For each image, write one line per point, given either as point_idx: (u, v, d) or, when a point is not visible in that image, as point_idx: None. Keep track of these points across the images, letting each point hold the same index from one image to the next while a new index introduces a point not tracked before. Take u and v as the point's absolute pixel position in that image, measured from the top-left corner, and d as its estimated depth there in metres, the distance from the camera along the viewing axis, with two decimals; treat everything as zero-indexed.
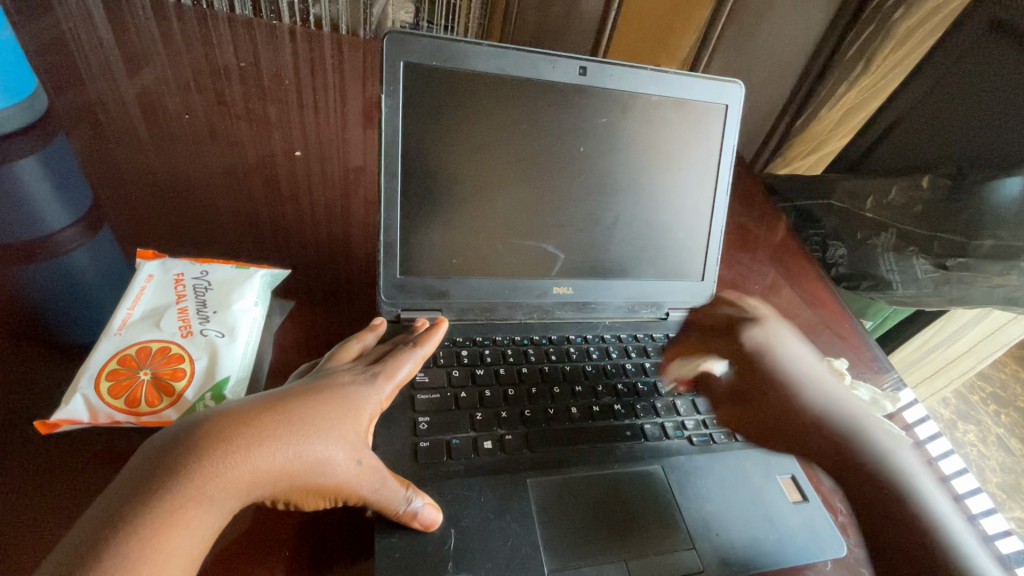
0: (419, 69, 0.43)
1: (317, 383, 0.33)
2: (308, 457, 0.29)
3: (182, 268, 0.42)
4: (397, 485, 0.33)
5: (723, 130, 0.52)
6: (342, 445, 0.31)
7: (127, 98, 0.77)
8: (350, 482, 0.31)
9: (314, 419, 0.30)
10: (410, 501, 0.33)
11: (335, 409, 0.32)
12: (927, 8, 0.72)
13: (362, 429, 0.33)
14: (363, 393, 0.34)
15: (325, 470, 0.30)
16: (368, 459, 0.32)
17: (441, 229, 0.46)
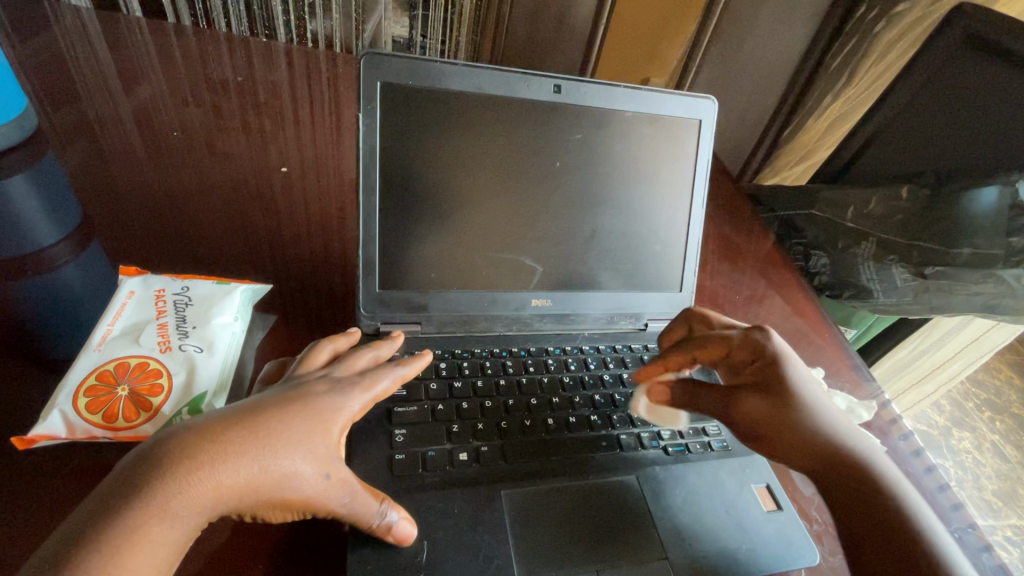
0: (397, 88, 0.44)
1: (289, 395, 0.34)
2: (275, 470, 0.30)
3: (163, 284, 0.43)
4: (369, 499, 0.33)
5: (698, 145, 0.53)
6: (311, 457, 0.31)
7: (120, 113, 0.78)
8: (321, 493, 0.32)
9: (282, 432, 0.31)
10: (382, 516, 0.33)
11: (306, 421, 0.32)
12: (908, 20, 0.76)
13: (334, 438, 0.33)
14: (338, 400, 0.35)
15: (294, 484, 0.31)
16: (338, 471, 0.32)
17: (420, 244, 0.47)
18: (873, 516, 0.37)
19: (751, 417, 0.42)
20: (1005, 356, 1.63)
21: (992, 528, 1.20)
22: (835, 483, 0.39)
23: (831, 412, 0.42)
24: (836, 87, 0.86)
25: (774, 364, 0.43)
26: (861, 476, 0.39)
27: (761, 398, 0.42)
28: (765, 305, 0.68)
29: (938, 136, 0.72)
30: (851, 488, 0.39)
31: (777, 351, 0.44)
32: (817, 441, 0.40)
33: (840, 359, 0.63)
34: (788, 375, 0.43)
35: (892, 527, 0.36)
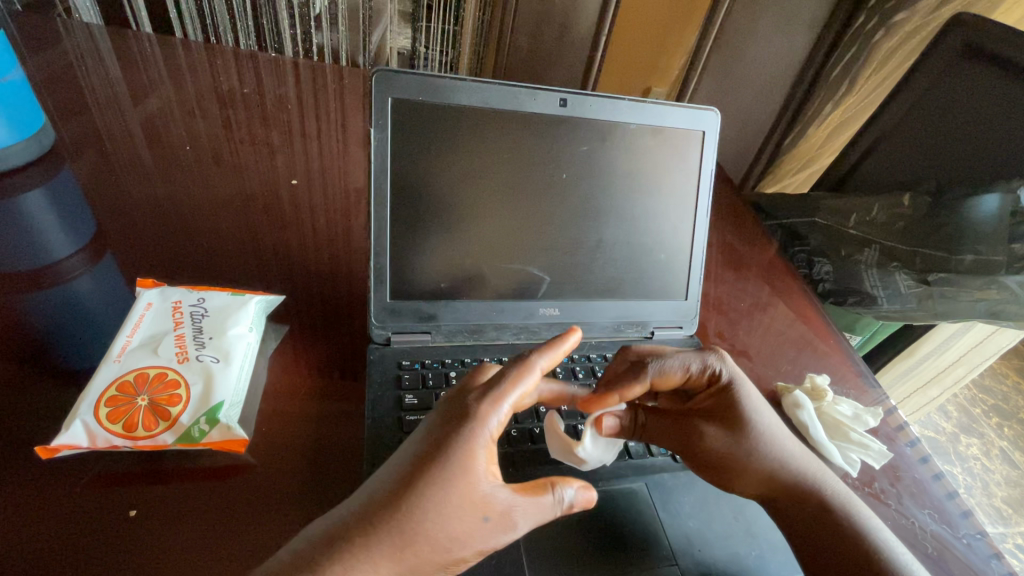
0: (407, 103, 0.45)
1: (435, 448, 0.30)
2: (435, 536, 0.29)
3: (179, 296, 0.44)
4: (548, 500, 0.34)
5: (701, 155, 0.54)
6: (467, 513, 0.30)
7: (132, 128, 0.80)
8: (492, 532, 0.31)
9: (435, 501, 0.29)
10: (557, 505, 0.34)
11: (456, 471, 0.30)
12: (905, 30, 0.79)
13: (481, 477, 0.31)
14: (486, 430, 0.31)
15: (459, 542, 0.30)
16: (496, 507, 0.31)
17: (430, 255, 0.48)
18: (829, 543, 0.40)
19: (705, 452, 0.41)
20: (1011, 361, 1.62)
21: (1003, 535, 1.19)
22: (787, 507, 0.41)
23: (779, 434, 0.43)
24: (837, 94, 0.89)
25: (728, 392, 0.42)
26: (812, 503, 0.41)
27: (717, 429, 0.41)
28: (769, 312, 0.69)
29: (938, 144, 0.73)
30: (803, 516, 0.41)
31: (731, 377, 0.43)
32: (770, 469, 0.41)
33: (846, 365, 0.63)
34: (742, 402, 0.42)
35: (845, 554, 0.39)
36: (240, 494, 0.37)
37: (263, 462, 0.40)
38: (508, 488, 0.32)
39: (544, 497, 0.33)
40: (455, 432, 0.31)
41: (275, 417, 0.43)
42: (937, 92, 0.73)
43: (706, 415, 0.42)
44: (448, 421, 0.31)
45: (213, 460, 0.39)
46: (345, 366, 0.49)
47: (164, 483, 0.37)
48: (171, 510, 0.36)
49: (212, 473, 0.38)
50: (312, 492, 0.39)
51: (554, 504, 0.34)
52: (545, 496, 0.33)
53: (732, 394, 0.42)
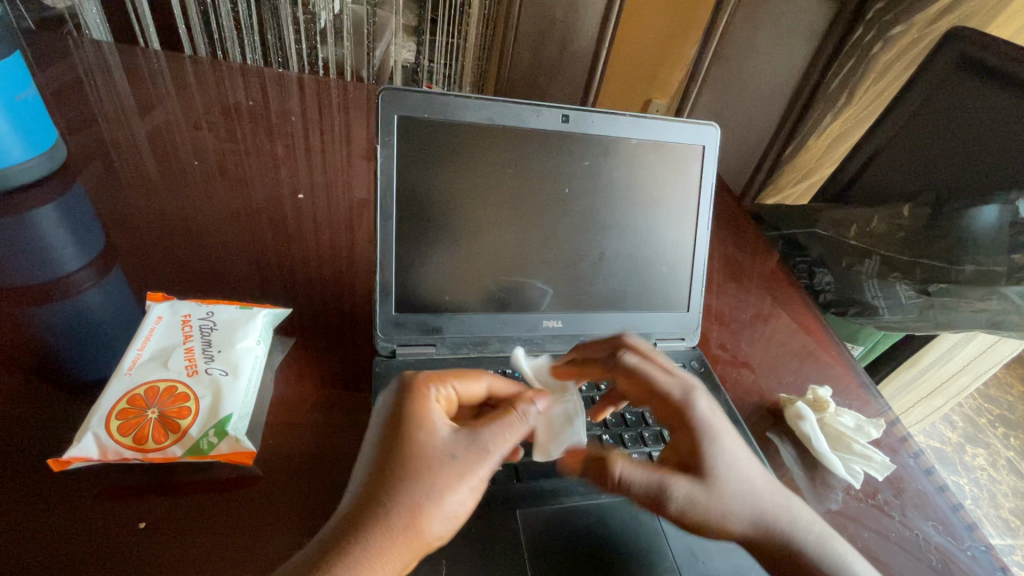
0: (413, 120, 0.46)
1: (387, 421, 0.35)
2: (412, 492, 0.32)
3: (189, 310, 0.44)
4: (515, 419, 0.38)
5: (702, 169, 0.54)
6: (435, 458, 0.33)
7: (141, 142, 0.81)
8: (468, 468, 0.34)
9: (400, 458, 0.33)
10: (522, 418, 0.38)
11: (410, 428, 0.34)
12: (902, 43, 0.81)
13: (433, 423, 0.35)
14: (424, 392, 0.37)
15: (441, 491, 0.32)
16: (459, 446, 0.35)
17: (436, 268, 0.49)
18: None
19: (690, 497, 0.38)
20: (1015, 370, 1.62)
21: (1012, 547, 1.18)
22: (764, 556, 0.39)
23: (754, 482, 0.39)
24: (837, 105, 0.89)
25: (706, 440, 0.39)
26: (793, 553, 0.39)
27: (691, 483, 0.38)
28: (771, 323, 0.69)
29: (935, 155, 0.74)
30: (784, 561, 0.38)
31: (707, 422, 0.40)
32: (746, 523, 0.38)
33: (848, 376, 0.63)
34: (720, 450, 0.39)
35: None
36: (246, 506, 0.38)
37: (269, 474, 0.40)
38: (465, 428, 0.36)
39: (509, 418, 0.38)
40: (399, 401, 0.36)
41: (282, 430, 0.43)
42: (933, 105, 0.74)
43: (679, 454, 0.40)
44: (392, 402, 0.37)
45: (221, 472, 0.39)
46: (351, 379, 0.49)
47: (173, 495, 0.37)
48: (179, 522, 0.36)
49: (220, 486, 0.38)
50: (317, 504, 0.39)
51: (521, 421, 0.38)
52: (507, 417, 0.38)
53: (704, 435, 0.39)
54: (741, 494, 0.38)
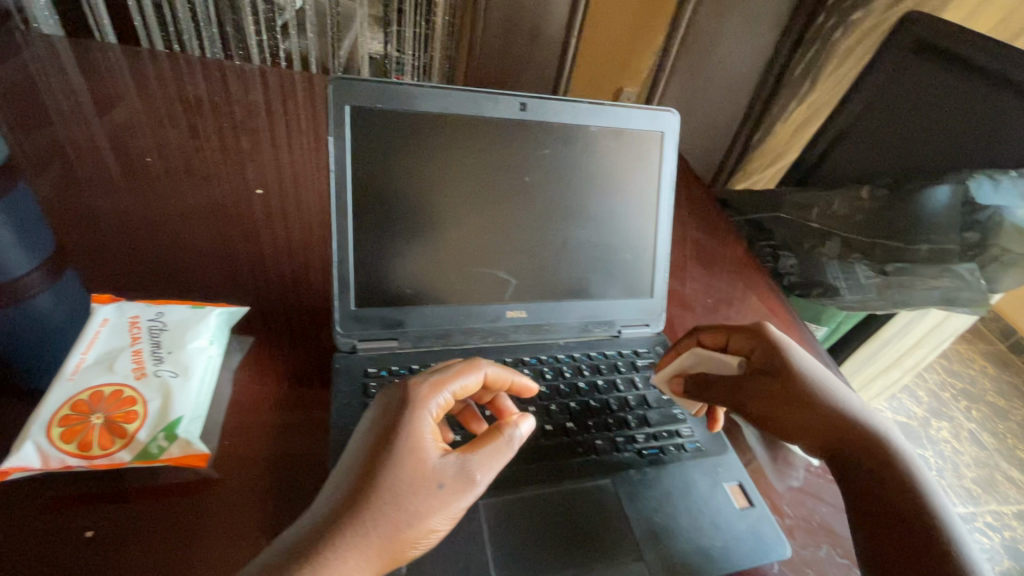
0: (366, 110, 0.45)
1: (377, 435, 0.34)
2: (393, 515, 0.31)
3: (137, 311, 0.43)
4: (503, 447, 0.37)
5: (662, 156, 0.55)
6: (419, 483, 0.32)
7: (94, 139, 0.78)
8: (451, 497, 0.33)
9: (388, 482, 0.32)
10: (512, 444, 0.37)
11: (400, 447, 0.33)
12: (863, 28, 0.82)
13: (425, 447, 0.34)
14: (421, 404, 0.35)
15: (419, 516, 0.32)
16: (447, 473, 0.34)
17: (397, 261, 0.48)
18: (885, 486, 0.41)
19: (784, 391, 0.45)
20: (976, 346, 1.68)
21: (973, 514, 1.24)
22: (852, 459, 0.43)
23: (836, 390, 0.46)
24: (800, 92, 0.91)
25: (782, 350, 0.47)
26: (873, 454, 0.43)
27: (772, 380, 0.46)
28: (736, 307, 0.70)
29: (895, 136, 0.75)
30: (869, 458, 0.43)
31: (780, 341, 0.48)
32: (833, 422, 0.44)
33: (810, 356, 0.65)
34: (795, 362, 0.47)
35: (895, 486, 0.41)
36: (202, 511, 0.37)
37: (226, 477, 0.39)
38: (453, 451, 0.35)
39: (497, 443, 0.36)
40: (391, 415, 0.34)
41: (239, 431, 0.42)
42: (890, 89, 0.75)
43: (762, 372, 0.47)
44: (386, 409, 0.35)
45: (174, 477, 0.38)
46: (312, 376, 0.48)
47: (124, 502, 0.36)
48: (130, 531, 0.35)
49: (173, 490, 0.37)
50: (275, 504, 0.38)
51: (509, 445, 0.37)
52: (496, 443, 0.36)
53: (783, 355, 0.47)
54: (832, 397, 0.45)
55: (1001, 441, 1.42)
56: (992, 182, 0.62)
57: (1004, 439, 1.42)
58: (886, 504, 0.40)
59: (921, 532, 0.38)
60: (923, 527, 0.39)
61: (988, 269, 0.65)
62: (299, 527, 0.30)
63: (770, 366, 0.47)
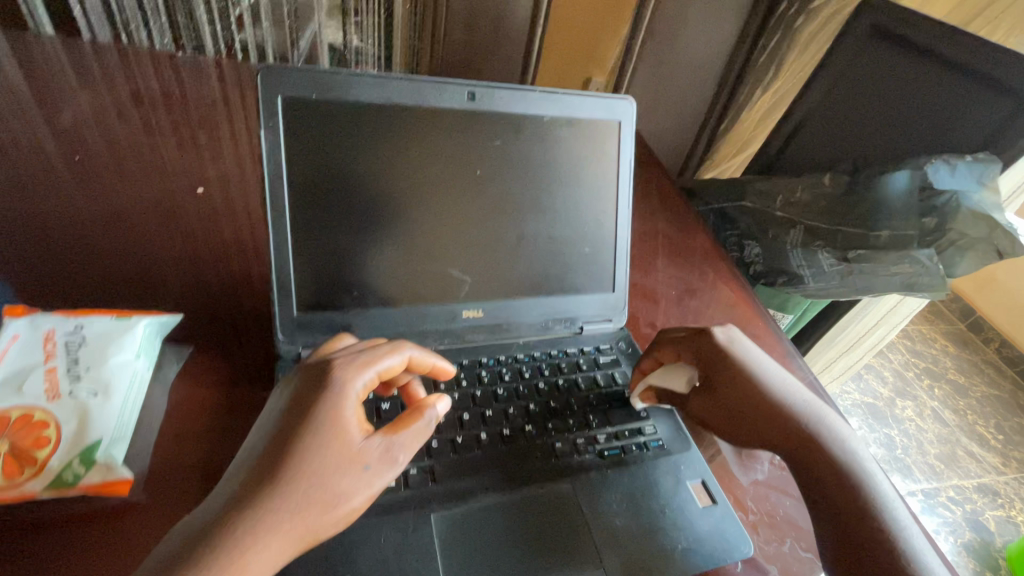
0: (300, 102, 0.42)
1: (294, 411, 0.32)
2: (317, 496, 0.30)
3: (53, 324, 0.39)
4: (424, 423, 0.36)
5: (620, 146, 0.53)
6: (345, 465, 0.31)
7: (24, 134, 0.72)
8: (374, 476, 0.33)
9: (307, 460, 0.30)
10: (433, 423, 0.37)
11: (324, 427, 0.31)
12: (825, 13, 0.82)
13: (350, 427, 0.32)
14: (346, 380, 0.33)
15: (344, 496, 0.31)
16: (372, 454, 0.33)
17: (342, 262, 0.45)
18: (826, 492, 0.41)
19: (728, 398, 0.47)
20: (938, 327, 1.73)
21: (936, 490, 1.27)
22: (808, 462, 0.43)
23: (791, 392, 0.47)
24: (764, 81, 0.91)
25: (726, 354, 0.48)
26: (819, 454, 0.43)
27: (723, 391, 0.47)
28: (701, 297, 0.69)
29: (854, 124, 0.75)
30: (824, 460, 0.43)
31: (725, 343, 0.48)
32: (787, 422, 0.45)
33: (776, 345, 0.65)
34: (751, 364, 0.48)
35: (838, 486, 0.41)
36: (127, 540, 0.34)
37: (155, 501, 0.36)
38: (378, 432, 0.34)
39: (418, 424, 0.36)
40: (312, 392, 0.33)
41: (170, 449, 0.39)
42: (849, 75, 0.75)
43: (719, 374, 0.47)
44: (306, 387, 0.33)
45: (96, 504, 0.35)
46: (255, 386, 0.46)
47: (36, 535, 0.33)
48: (43, 566, 0.32)
49: (92, 518, 0.34)
50: None
51: (427, 427, 0.36)
52: (419, 421, 0.36)
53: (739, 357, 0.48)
54: (786, 398, 0.46)
55: (962, 417, 1.46)
56: (948, 168, 0.63)
57: (964, 415, 1.47)
58: (829, 508, 0.41)
59: (862, 534, 0.39)
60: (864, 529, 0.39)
61: (944, 254, 0.66)
62: (216, 503, 0.29)
63: (715, 371, 0.47)
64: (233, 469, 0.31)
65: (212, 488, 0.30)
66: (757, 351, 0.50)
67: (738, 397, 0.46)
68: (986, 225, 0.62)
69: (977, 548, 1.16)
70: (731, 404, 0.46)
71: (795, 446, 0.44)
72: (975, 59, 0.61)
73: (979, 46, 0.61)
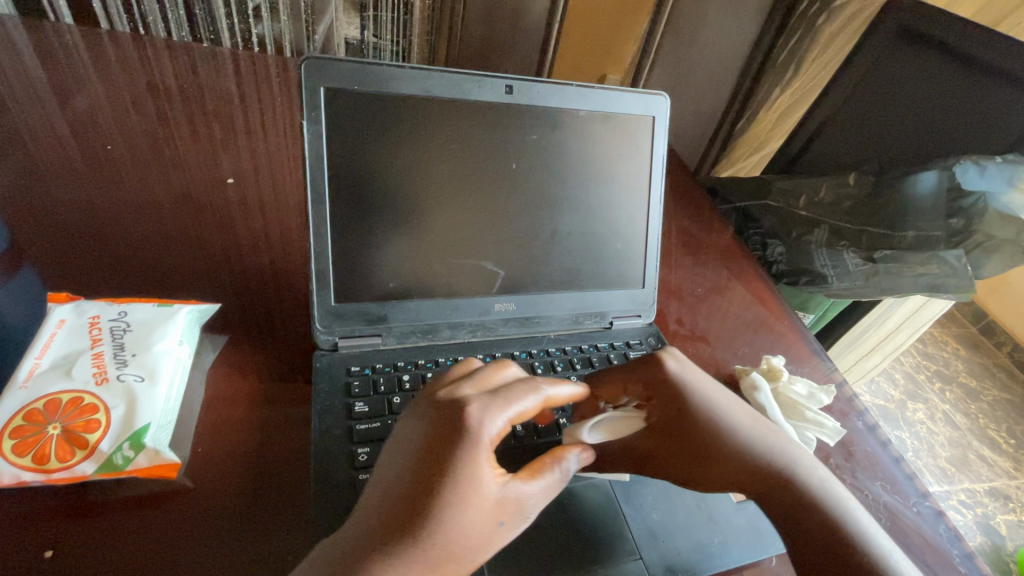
0: (340, 93, 0.42)
1: (432, 464, 0.30)
2: (455, 552, 0.29)
3: (97, 311, 0.40)
4: (559, 468, 0.36)
5: (653, 141, 0.53)
6: (484, 523, 0.31)
7: (52, 124, 0.73)
8: (508, 529, 0.32)
9: (449, 519, 0.29)
10: (566, 472, 0.36)
11: (466, 486, 0.30)
12: (847, 13, 0.80)
13: (489, 482, 0.31)
14: (486, 434, 0.32)
15: (480, 550, 0.30)
16: (508, 508, 0.32)
17: (379, 254, 0.46)
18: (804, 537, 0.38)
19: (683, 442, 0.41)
20: (948, 329, 1.72)
21: (947, 493, 1.27)
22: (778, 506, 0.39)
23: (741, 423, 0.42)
24: (784, 79, 0.89)
25: (675, 392, 0.41)
26: (791, 495, 0.39)
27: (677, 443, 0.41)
28: (725, 296, 0.69)
29: (880, 123, 0.75)
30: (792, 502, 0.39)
31: (676, 377, 0.42)
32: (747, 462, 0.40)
33: (801, 344, 0.65)
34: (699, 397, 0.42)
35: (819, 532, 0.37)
36: (176, 523, 0.34)
37: (200, 486, 0.36)
38: (515, 482, 0.33)
39: (551, 471, 0.35)
40: (450, 445, 0.31)
41: (213, 435, 0.40)
42: (876, 75, 0.74)
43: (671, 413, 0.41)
44: (444, 439, 0.31)
45: (147, 487, 0.35)
46: (291, 375, 0.46)
47: (91, 516, 0.33)
48: (98, 546, 0.32)
49: (141, 502, 0.35)
50: (253, 511, 0.36)
51: (562, 473, 0.36)
52: (553, 470, 0.35)
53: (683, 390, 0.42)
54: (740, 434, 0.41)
55: (973, 420, 1.45)
56: (977, 169, 0.61)
57: (975, 418, 1.46)
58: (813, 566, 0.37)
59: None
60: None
61: (970, 256, 0.65)
62: None
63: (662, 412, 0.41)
64: None
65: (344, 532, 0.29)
66: (710, 378, 0.44)
67: (694, 445, 0.40)
68: (1013, 227, 0.61)
69: (988, 552, 1.16)
70: (684, 452, 0.41)
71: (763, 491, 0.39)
72: (1007, 60, 0.60)
73: (1012, 49, 0.60)
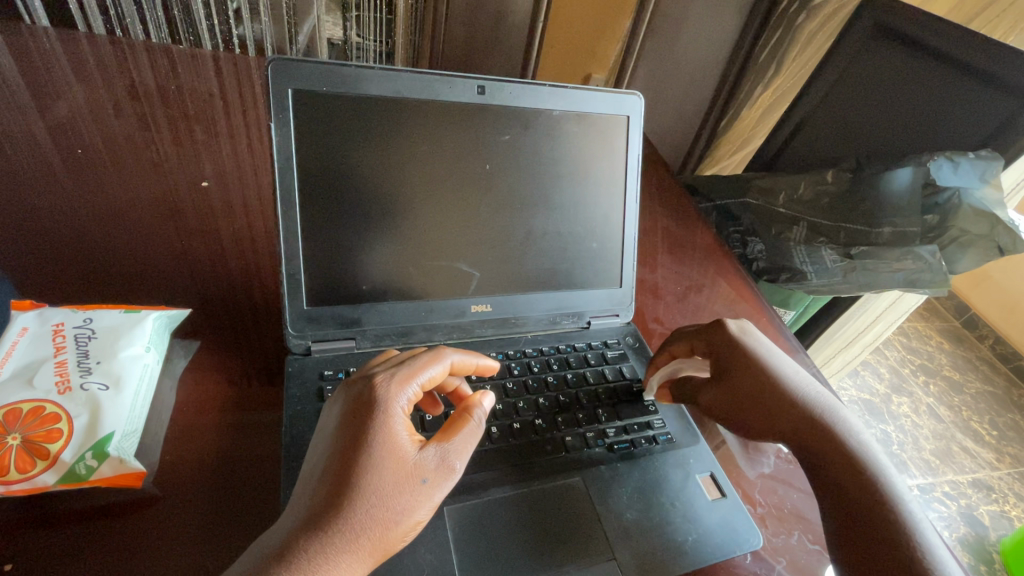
0: (309, 94, 0.42)
1: (345, 438, 0.31)
2: (380, 516, 0.30)
3: (61, 318, 0.39)
4: (474, 427, 0.36)
5: (628, 140, 0.53)
6: (403, 482, 0.31)
7: (24, 127, 0.72)
8: (434, 487, 0.33)
9: (365, 483, 0.30)
10: (481, 422, 0.37)
11: (375, 449, 0.31)
12: (825, 12, 0.81)
13: (402, 443, 0.32)
14: (389, 400, 0.33)
15: (407, 512, 0.31)
16: (428, 466, 0.33)
17: (351, 257, 0.45)
18: (835, 477, 0.41)
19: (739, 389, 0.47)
20: (932, 324, 1.75)
21: (932, 485, 1.28)
22: (816, 452, 0.43)
23: (802, 383, 0.47)
24: (766, 77, 0.90)
25: (741, 343, 0.49)
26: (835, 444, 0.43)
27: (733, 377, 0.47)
28: (705, 293, 0.70)
29: (856, 120, 0.76)
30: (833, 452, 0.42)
31: (739, 335, 0.49)
32: (799, 414, 0.44)
33: (780, 340, 0.65)
34: (756, 354, 0.48)
35: (851, 473, 0.41)
36: (146, 532, 0.34)
37: (167, 494, 0.36)
38: (430, 443, 0.34)
39: (467, 426, 0.36)
40: (360, 417, 0.32)
41: (181, 442, 0.39)
42: (851, 73, 0.75)
43: (727, 365, 0.48)
44: (350, 410, 0.33)
45: (115, 497, 0.35)
46: (263, 380, 0.46)
47: (57, 528, 0.33)
48: (58, 558, 0.32)
49: (109, 512, 0.34)
50: (223, 517, 0.36)
51: (478, 426, 0.36)
52: (469, 424, 0.36)
53: (747, 349, 0.48)
54: (798, 389, 0.46)
55: (957, 413, 1.47)
56: (951, 164, 0.62)
57: (959, 411, 1.48)
58: (838, 492, 0.41)
59: (867, 519, 0.38)
60: (872, 510, 0.39)
61: (946, 251, 0.66)
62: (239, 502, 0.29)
63: (731, 362, 0.48)
64: (302, 486, 0.31)
65: (282, 516, 0.30)
66: (772, 346, 0.50)
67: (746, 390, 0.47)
68: (987, 222, 0.62)
69: (972, 542, 1.17)
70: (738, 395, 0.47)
71: (803, 438, 0.44)
72: (977, 57, 0.61)
73: (981, 45, 0.61)
